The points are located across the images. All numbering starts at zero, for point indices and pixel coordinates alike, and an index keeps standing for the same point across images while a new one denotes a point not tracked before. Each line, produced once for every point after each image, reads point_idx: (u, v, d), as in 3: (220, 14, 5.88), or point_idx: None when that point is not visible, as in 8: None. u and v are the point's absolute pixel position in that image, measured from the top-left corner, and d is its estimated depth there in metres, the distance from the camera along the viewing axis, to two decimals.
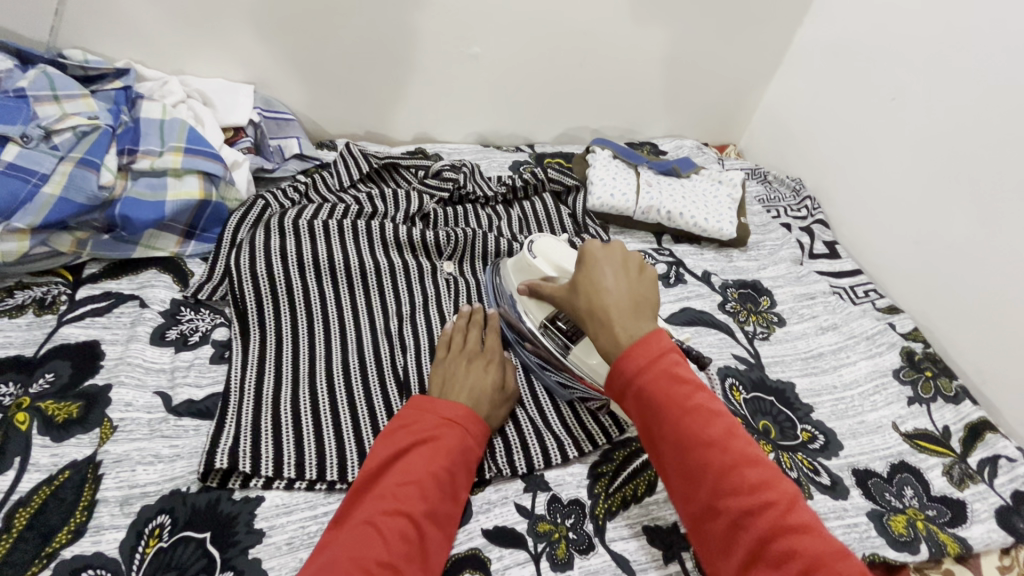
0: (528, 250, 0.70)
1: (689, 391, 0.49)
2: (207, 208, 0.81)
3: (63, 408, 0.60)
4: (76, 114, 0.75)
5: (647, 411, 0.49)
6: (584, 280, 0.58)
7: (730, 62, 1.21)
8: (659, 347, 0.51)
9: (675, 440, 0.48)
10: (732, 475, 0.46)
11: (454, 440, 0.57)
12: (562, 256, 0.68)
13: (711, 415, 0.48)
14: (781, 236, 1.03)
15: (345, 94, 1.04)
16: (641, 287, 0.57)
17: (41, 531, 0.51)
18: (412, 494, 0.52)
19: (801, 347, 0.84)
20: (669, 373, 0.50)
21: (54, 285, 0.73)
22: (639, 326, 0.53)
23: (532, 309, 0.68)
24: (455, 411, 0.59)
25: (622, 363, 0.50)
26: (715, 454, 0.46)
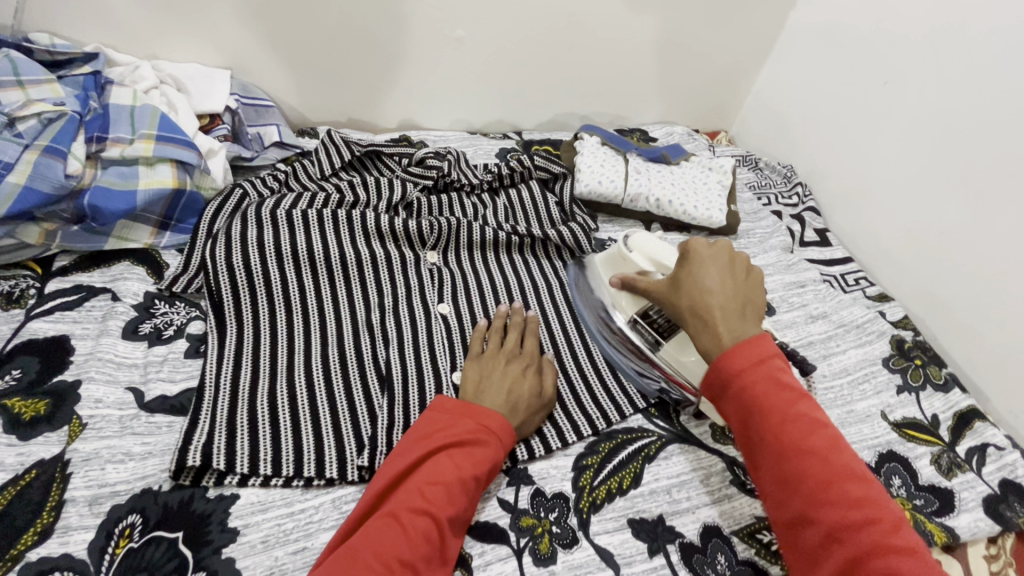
0: (624, 243, 0.73)
1: (792, 399, 0.49)
2: (182, 197, 0.78)
3: (31, 405, 0.58)
4: (41, 100, 0.72)
5: (752, 426, 0.50)
6: (688, 278, 0.59)
7: (721, 46, 1.18)
8: (764, 352, 0.51)
9: (775, 455, 0.48)
10: (831, 486, 0.46)
11: (487, 447, 0.55)
12: (656, 248, 0.70)
13: (814, 426, 0.48)
14: (771, 224, 1.02)
15: (325, 79, 1.01)
16: (749, 290, 0.58)
17: (5, 533, 0.50)
18: (440, 497, 0.50)
19: (790, 336, 0.83)
20: (772, 380, 0.50)
21: (23, 278, 0.71)
22: (742, 327, 0.54)
23: (623, 304, 0.71)
24: (495, 421, 0.56)
25: (725, 361, 0.52)
26: (820, 469, 0.46)
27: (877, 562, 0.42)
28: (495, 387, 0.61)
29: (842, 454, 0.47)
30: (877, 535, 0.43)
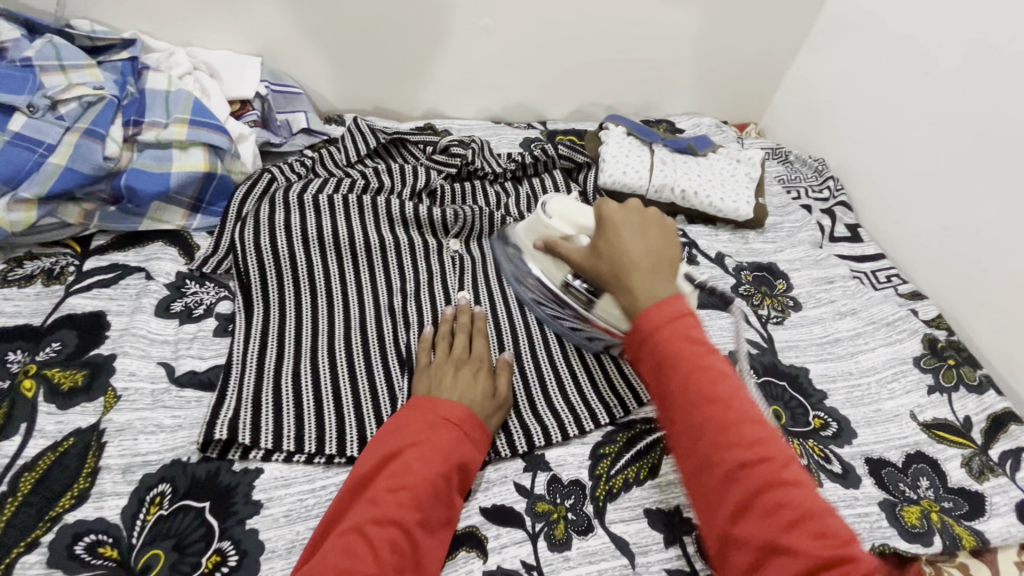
0: (542, 210, 0.66)
1: (700, 350, 0.50)
2: (213, 180, 0.80)
3: (69, 376, 0.61)
4: (82, 84, 0.75)
5: (670, 385, 0.50)
6: (607, 244, 0.58)
7: (753, 35, 1.15)
8: (675, 309, 0.51)
9: (687, 407, 0.49)
10: (738, 433, 0.47)
11: (448, 442, 0.54)
12: (576, 211, 0.65)
13: (720, 375, 0.49)
14: (800, 218, 0.99)
15: (352, 67, 1.02)
16: (663, 248, 0.57)
17: (45, 495, 0.52)
18: (405, 502, 0.49)
19: (817, 332, 0.81)
20: (684, 335, 0.50)
21: (62, 256, 0.74)
22: (659, 289, 0.53)
23: (550, 270, 0.67)
24: (453, 414, 0.56)
25: (644, 318, 0.51)
26: (729, 419, 0.47)
27: (771, 499, 0.45)
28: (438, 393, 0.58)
29: (742, 402, 0.49)
30: (766, 472, 0.46)
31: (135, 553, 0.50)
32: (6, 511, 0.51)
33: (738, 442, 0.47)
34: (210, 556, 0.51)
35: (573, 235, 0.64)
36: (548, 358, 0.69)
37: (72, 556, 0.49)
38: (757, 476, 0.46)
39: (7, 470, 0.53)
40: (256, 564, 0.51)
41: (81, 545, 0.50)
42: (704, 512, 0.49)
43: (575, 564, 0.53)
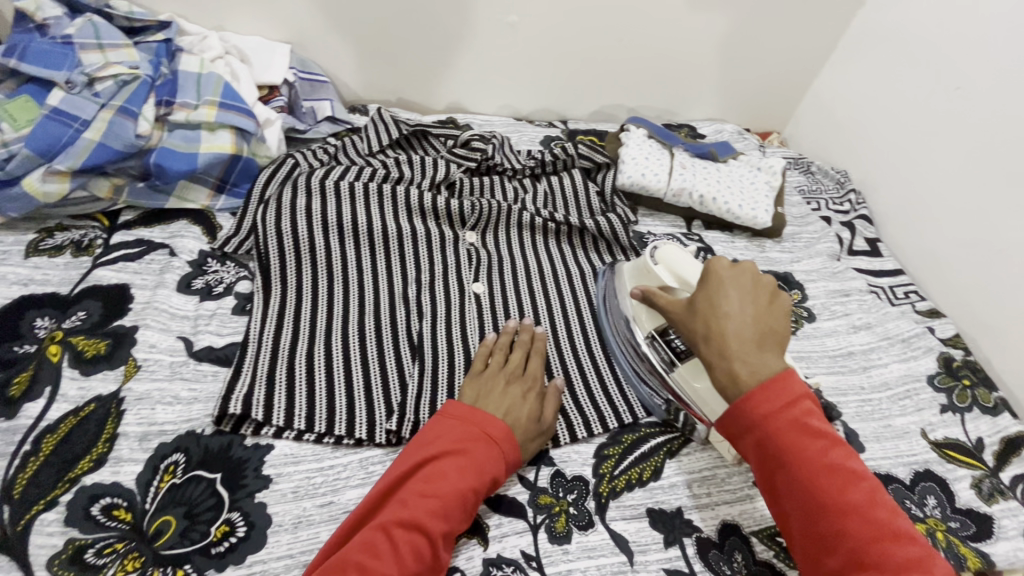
0: (650, 254, 0.68)
1: (823, 444, 0.49)
2: (239, 162, 0.82)
3: (93, 344, 0.63)
4: (118, 63, 0.77)
5: (767, 445, 0.49)
6: (708, 302, 0.57)
7: (780, 43, 1.14)
8: (794, 392, 0.51)
9: (762, 417, 0.50)
10: (836, 492, 0.47)
11: (487, 457, 0.54)
12: (683, 264, 0.65)
13: (848, 474, 0.48)
14: (819, 229, 0.98)
15: (377, 57, 1.03)
16: (773, 319, 0.56)
17: (65, 457, 0.54)
18: (435, 511, 0.50)
19: (829, 344, 0.80)
20: (797, 421, 0.49)
21: (91, 229, 0.76)
22: (767, 365, 0.52)
23: (642, 317, 0.67)
24: (497, 429, 0.56)
25: (749, 407, 0.50)
26: (831, 485, 0.47)
27: None
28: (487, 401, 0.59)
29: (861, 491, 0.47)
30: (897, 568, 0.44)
31: (148, 518, 0.52)
32: (28, 470, 0.53)
33: (842, 508, 0.47)
34: (219, 526, 0.52)
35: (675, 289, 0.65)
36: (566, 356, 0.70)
37: (88, 517, 0.51)
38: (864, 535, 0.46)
39: (31, 431, 0.55)
40: (263, 537, 0.52)
41: (97, 506, 0.52)
42: None
43: (574, 558, 0.54)
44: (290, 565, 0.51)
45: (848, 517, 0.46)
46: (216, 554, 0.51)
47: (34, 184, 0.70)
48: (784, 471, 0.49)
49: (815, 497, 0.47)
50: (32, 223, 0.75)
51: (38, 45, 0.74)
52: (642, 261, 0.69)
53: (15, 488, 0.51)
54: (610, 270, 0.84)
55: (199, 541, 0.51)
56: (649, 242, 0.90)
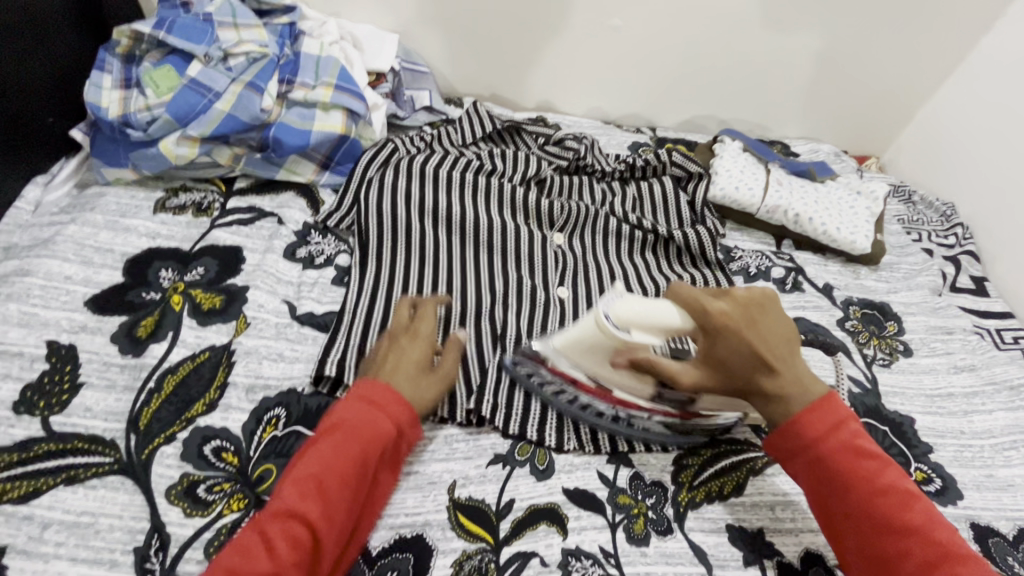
0: (606, 316, 0.54)
1: (876, 468, 0.49)
2: (345, 143, 0.86)
3: (209, 298, 0.68)
4: (250, 41, 0.83)
5: (819, 467, 0.50)
6: (730, 347, 0.52)
7: (892, 64, 1.09)
8: (840, 415, 0.51)
9: (814, 437, 0.50)
10: (890, 512, 0.47)
11: (373, 424, 0.50)
12: (654, 313, 0.52)
13: (905, 497, 0.48)
14: (920, 261, 0.93)
15: (477, 52, 1.06)
16: (780, 327, 0.54)
17: (183, 398, 0.58)
18: (311, 496, 0.46)
19: (927, 383, 0.76)
20: (855, 447, 0.50)
21: (210, 192, 0.82)
22: (812, 391, 0.52)
23: (629, 378, 0.59)
24: (381, 395, 0.52)
25: (800, 430, 0.51)
26: (888, 505, 0.47)
27: None
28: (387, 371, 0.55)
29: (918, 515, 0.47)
30: None
31: (251, 464, 0.55)
32: (152, 405, 0.57)
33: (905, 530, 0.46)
34: None
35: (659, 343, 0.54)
36: None
37: (201, 455, 0.55)
38: (920, 555, 0.46)
39: (155, 370, 0.60)
40: None
41: (208, 446, 0.56)
42: None
43: (651, 561, 0.53)
44: (377, 526, 0.53)
45: (908, 542, 0.46)
46: None
47: (169, 146, 0.77)
48: (837, 491, 0.49)
49: (878, 521, 0.47)
50: (160, 183, 0.81)
51: (183, 20, 0.80)
52: (594, 325, 0.55)
53: (141, 420, 0.56)
54: (695, 281, 0.82)
55: None
56: (736, 257, 0.88)
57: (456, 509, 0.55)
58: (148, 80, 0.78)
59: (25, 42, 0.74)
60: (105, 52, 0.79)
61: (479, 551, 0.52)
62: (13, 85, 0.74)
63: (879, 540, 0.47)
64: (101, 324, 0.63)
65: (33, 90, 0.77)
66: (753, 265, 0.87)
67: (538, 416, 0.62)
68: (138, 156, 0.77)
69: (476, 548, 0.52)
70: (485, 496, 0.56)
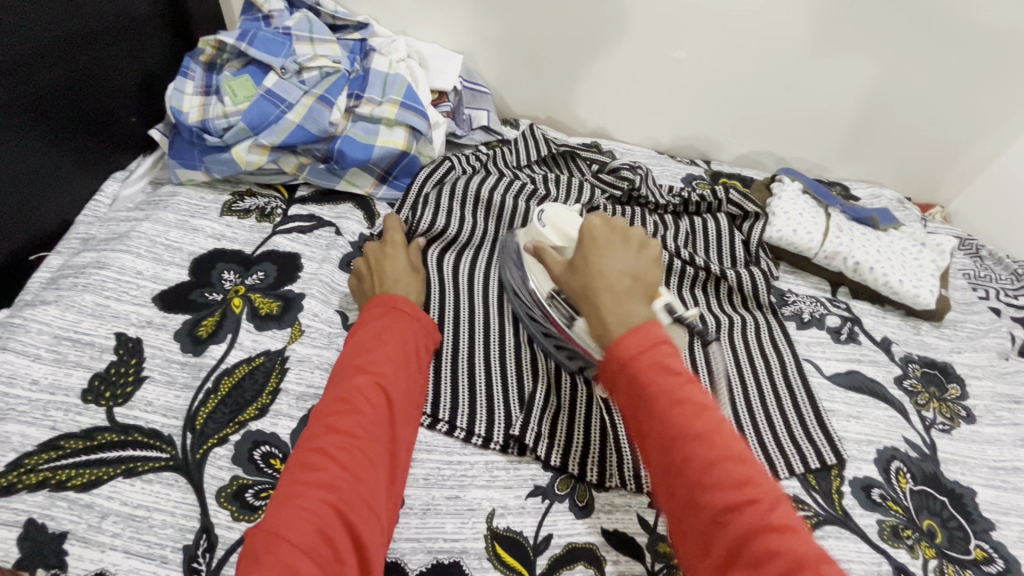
0: (539, 219, 0.69)
1: (677, 382, 0.48)
2: (404, 159, 0.88)
3: (267, 303, 0.70)
4: (324, 56, 0.86)
5: (632, 385, 0.48)
6: (585, 257, 0.58)
7: (967, 112, 1.04)
8: (653, 337, 0.50)
9: (624, 356, 0.49)
10: (684, 419, 0.46)
11: (411, 329, 0.61)
12: (568, 223, 0.68)
13: (697, 408, 0.47)
14: (988, 321, 0.88)
15: (537, 74, 1.07)
16: (637, 264, 0.58)
17: (237, 401, 0.60)
18: (377, 386, 0.54)
19: (991, 454, 0.71)
20: (658, 364, 0.48)
21: (273, 199, 0.84)
22: (632, 314, 0.52)
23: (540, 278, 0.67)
24: (407, 304, 0.62)
25: (619, 347, 0.50)
26: (683, 412, 0.46)
27: (761, 544, 0.41)
28: (382, 277, 0.69)
29: (721, 435, 0.46)
30: (754, 514, 0.42)
31: None
32: (208, 405, 0.59)
33: (685, 433, 0.46)
34: None
35: (561, 246, 0.66)
36: None
37: (251, 460, 0.56)
38: (702, 458, 0.45)
39: (213, 370, 0.62)
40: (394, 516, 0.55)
41: (258, 452, 0.57)
42: (690, 549, 0.45)
43: None
44: (417, 548, 0.53)
45: (689, 447, 0.45)
46: None
47: (241, 152, 0.80)
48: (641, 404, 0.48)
49: (671, 432, 0.46)
50: (228, 186, 0.85)
51: (264, 32, 0.84)
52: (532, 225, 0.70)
53: (197, 420, 0.58)
54: (746, 323, 0.80)
55: None
56: (790, 301, 0.86)
57: (494, 539, 0.55)
58: (226, 88, 0.81)
59: (116, 46, 0.79)
60: (189, 59, 0.83)
61: None
62: (103, 86, 0.78)
63: (672, 446, 0.46)
64: (166, 321, 0.66)
65: (120, 91, 0.81)
66: (806, 311, 0.85)
67: (580, 450, 0.62)
68: (211, 160, 0.81)
69: None
70: (523, 528, 0.56)
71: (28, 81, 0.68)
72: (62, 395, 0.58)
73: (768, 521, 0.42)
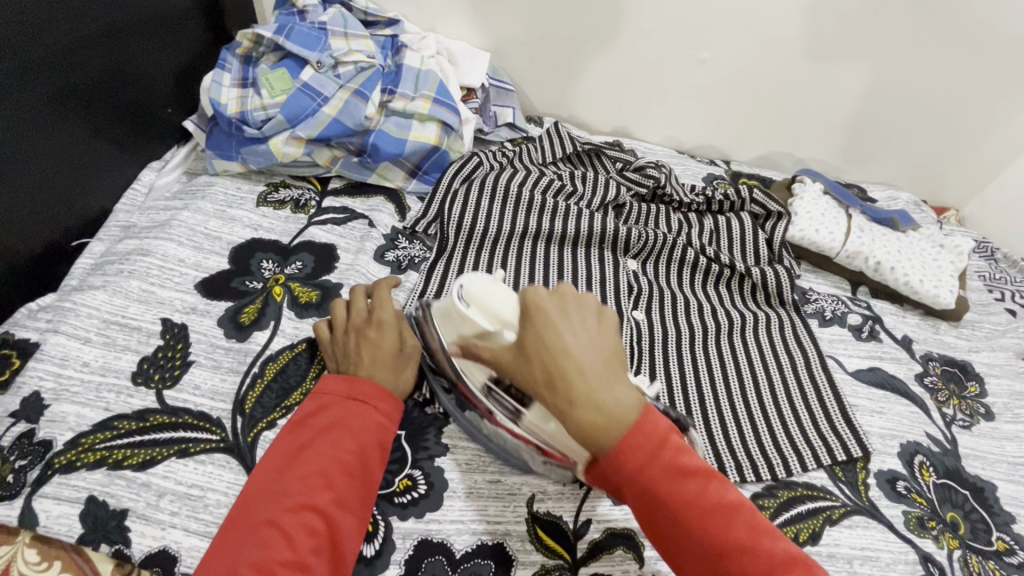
0: (458, 297, 0.55)
1: (700, 488, 0.45)
2: (435, 154, 0.89)
3: (306, 292, 0.71)
4: (358, 51, 0.87)
5: (648, 500, 0.45)
6: (536, 341, 0.50)
7: (990, 118, 1.04)
8: (659, 433, 0.46)
9: (635, 466, 0.45)
10: (721, 534, 0.43)
11: (364, 418, 0.54)
12: (496, 299, 0.54)
13: (726, 512, 0.44)
14: (1004, 322, 0.90)
15: (561, 72, 1.08)
16: (597, 339, 0.52)
17: (283, 386, 0.62)
18: (318, 485, 0.49)
19: (1010, 450, 0.73)
20: (674, 469, 0.45)
21: (307, 190, 0.86)
22: (620, 407, 0.47)
23: (473, 373, 0.57)
24: (361, 390, 0.56)
25: (624, 459, 0.45)
26: (716, 526, 0.44)
27: None
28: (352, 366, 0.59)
29: (761, 540, 0.43)
30: None
31: None
32: (255, 390, 0.61)
33: (723, 542, 0.43)
34: (403, 479, 0.57)
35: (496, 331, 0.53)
36: (725, 398, 0.71)
37: None
38: (756, 572, 0.42)
39: (258, 356, 0.64)
40: (439, 499, 0.57)
41: None
42: None
43: None
44: (461, 529, 0.55)
45: (733, 559, 0.43)
46: (400, 504, 0.56)
47: (278, 144, 0.81)
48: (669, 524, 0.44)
49: (707, 548, 0.43)
50: (263, 177, 0.86)
51: (301, 26, 0.85)
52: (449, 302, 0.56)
53: (246, 403, 0.60)
54: (770, 320, 0.81)
55: (385, 488, 0.57)
56: (812, 299, 0.87)
57: (535, 523, 0.56)
58: (264, 81, 0.83)
59: (152, 37, 0.80)
60: (227, 51, 0.85)
61: (557, 567, 0.54)
62: (141, 77, 0.79)
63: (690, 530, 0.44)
64: (210, 308, 0.67)
65: (155, 82, 0.82)
66: (828, 309, 0.86)
67: None
68: (248, 151, 0.82)
69: (554, 564, 0.54)
70: (563, 513, 0.57)
71: (71, 71, 0.69)
72: (113, 377, 0.59)
73: None
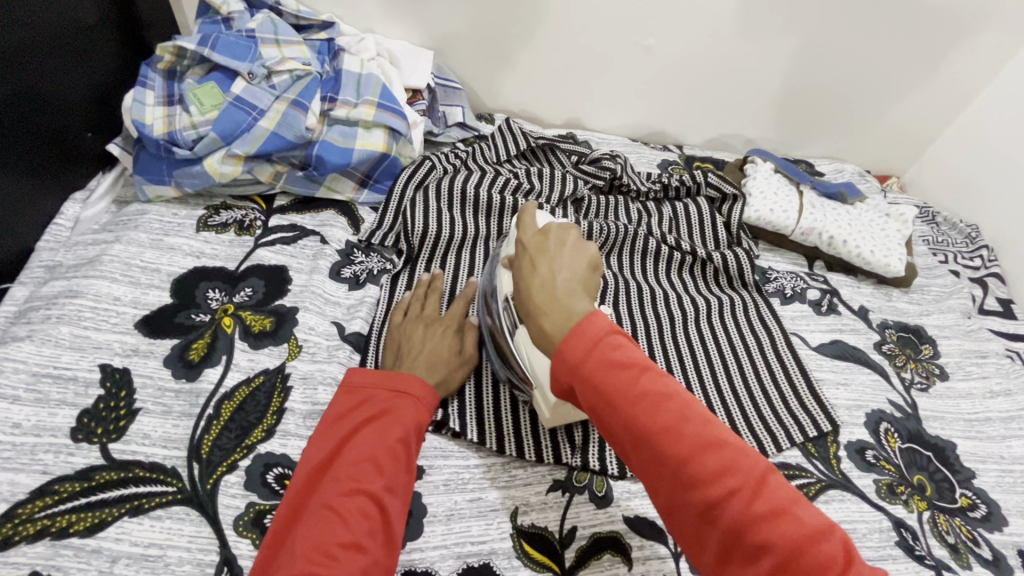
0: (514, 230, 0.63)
1: (631, 375, 0.39)
2: (385, 161, 0.85)
3: (259, 320, 0.67)
4: (293, 58, 0.83)
5: (578, 385, 0.40)
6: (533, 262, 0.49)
7: (923, 86, 1.08)
8: (597, 330, 0.41)
9: (570, 359, 0.41)
10: (647, 419, 0.38)
11: (411, 404, 0.55)
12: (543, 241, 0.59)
13: (658, 400, 0.39)
14: (950, 284, 0.94)
15: (508, 66, 1.05)
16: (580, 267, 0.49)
17: (241, 425, 0.58)
18: (368, 471, 0.49)
19: (965, 408, 0.77)
20: (606, 361, 0.40)
21: (250, 210, 0.81)
22: (570, 309, 0.44)
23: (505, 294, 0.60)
24: (407, 383, 0.57)
25: (562, 349, 0.41)
26: (642, 410, 0.38)
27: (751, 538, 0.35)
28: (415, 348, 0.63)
29: (695, 427, 0.38)
30: (738, 508, 0.35)
31: None
32: (212, 432, 0.57)
33: (648, 427, 0.38)
34: None
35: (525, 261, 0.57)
36: (698, 385, 0.72)
37: (265, 483, 0.55)
38: (675, 456, 0.37)
39: (212, 396, 0.60)
40: (419, 527, 0.54)
41: (271, 474, 0.55)
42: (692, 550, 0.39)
43: None
44: (445, 555, 0.53)
45: (654, 440, 0.38)
46: None
47: (214, 164, 0.76)
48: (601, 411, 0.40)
49: (630, 430, 0.39)
50: (201, 200, 0.81)
51: (226, 35, 0.80)
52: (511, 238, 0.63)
53: (202, 449, 0.56)
54: (734, 303, 0.82)
55: None
56: (772, 278, 0.89)
57: (521, 538, 0.55)
58: (192, 97, 0.77)
59: (60, 58, 0.72)
60: (147, 67, 0.79)
61: None
62: (53, 101, 0.72)
63: (619, 410, 0.39)
64: (154, 348, 0.63)
65: (69, 105, 0.75)
66: (788, 286, 0.88)
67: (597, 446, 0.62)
68: (181, 174, 0.77)
69: None
70: (548, 524, 0.56)
71: None
72: (49, 436, 0.54)
73: (758, 512, 0.35)
